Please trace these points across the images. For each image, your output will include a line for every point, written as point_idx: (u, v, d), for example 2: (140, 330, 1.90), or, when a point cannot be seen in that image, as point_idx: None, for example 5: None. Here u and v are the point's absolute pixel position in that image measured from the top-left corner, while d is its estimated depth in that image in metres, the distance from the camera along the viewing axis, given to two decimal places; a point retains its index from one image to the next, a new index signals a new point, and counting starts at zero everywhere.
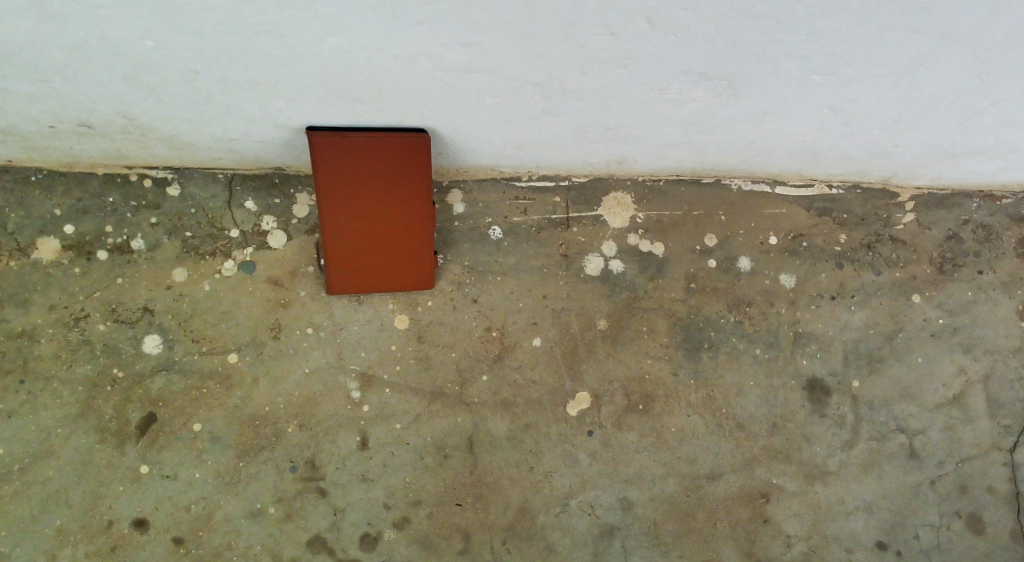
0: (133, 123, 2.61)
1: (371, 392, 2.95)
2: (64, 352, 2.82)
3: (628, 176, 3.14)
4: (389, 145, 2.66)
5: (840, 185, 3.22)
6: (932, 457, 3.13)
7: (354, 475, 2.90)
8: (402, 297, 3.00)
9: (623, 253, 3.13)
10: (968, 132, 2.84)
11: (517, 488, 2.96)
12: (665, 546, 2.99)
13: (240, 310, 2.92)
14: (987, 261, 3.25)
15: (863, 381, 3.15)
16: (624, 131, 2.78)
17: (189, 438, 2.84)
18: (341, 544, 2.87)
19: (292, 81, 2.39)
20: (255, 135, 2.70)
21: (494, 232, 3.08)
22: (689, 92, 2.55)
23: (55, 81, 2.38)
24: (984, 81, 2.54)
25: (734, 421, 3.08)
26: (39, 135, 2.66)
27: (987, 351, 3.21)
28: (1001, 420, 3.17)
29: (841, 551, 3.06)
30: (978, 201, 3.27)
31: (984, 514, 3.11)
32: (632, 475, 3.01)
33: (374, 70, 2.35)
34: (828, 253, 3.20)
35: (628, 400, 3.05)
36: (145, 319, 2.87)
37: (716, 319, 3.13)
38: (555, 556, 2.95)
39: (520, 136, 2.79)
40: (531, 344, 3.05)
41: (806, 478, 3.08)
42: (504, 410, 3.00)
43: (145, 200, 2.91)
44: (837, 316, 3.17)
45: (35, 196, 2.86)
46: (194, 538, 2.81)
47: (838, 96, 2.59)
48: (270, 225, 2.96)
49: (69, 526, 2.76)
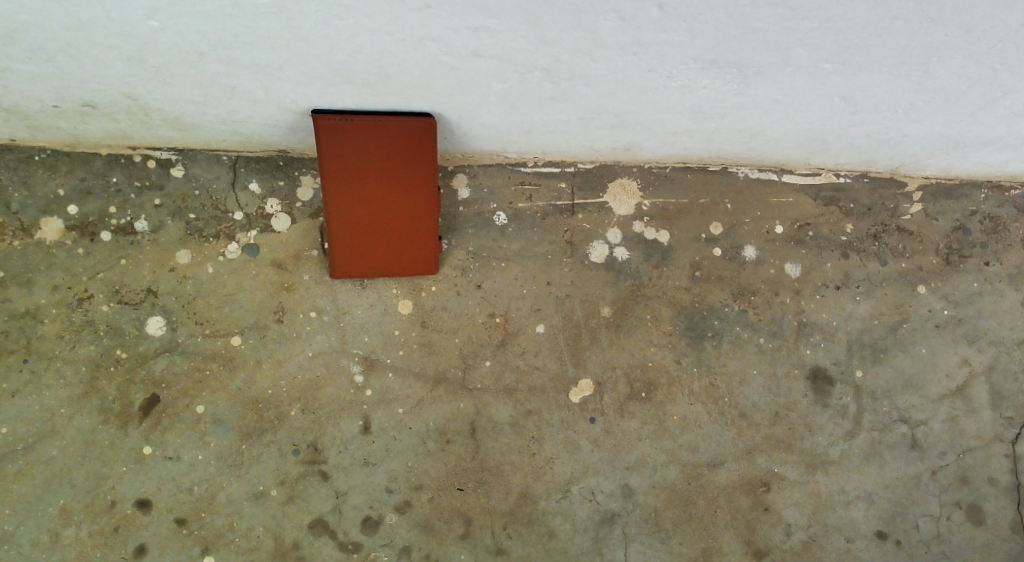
0: (138, 104, 2.60)
1: (373, 376, 2.95)
2: (68, 333, 2.82)
3: (634, 163, 3.12)
4: (394, 129, 2.65)
5: (847, 174, 3.20)
6: (934, 448, 3.13)
7: (356, 458, 2.91)
8: (406, 282, 2.99)
9: (628, 240, 3.12)
10: (979, 123, 2.81)
11: (519, 474, 2.97)
12: (665, 533, 3.00)
13: (243, 293, 2.92)
14: (994, 252, 3.23)
15: (866, 372, 3.14)
16: (632, 117, 2.76)
17: (192, 420, 2.85)
18: (343, 527, 2.88)
19: (298, 63, 2.37)
20: (260, 117, 2.68)
21: (498, 217, 3.07)
22: (697, 80, 2.53)
23: (58, 60, 2.36)
24: (996, 71, 2.52)
25: (737, 410, 3.08)
26: (43, 114, 2.65)
27: (991, 343, 3.20)
28: (1003, 412, 3.17)
29: (841, 541, 3.06)
30: (985, 192, 3.25)
31: (984, 505, 3.12)
32: (634, 462, 3.02)
33: (381, 53, 2.33)
34: (834, 242, 3.18)
35: (631, 388, 3.05)
36: (148, 301, 2.87)
37: (720, 307, 3.12)
38: (556, 541, 2.95)
39: (526, 121, 2.77)
40: (535, 330, 3.04)
41: (807, 467, 3.08)
42: (507, 396, 3.00)
43: (149, 181, 2.90)
44: (842, 306, 3.16)
45: (39, 175, 2.85)
46: (196, 519, 2.82)
47: (849, 84, 2.57)
48: (274, 208, 2.95)
49: (72, 505, 2.77)
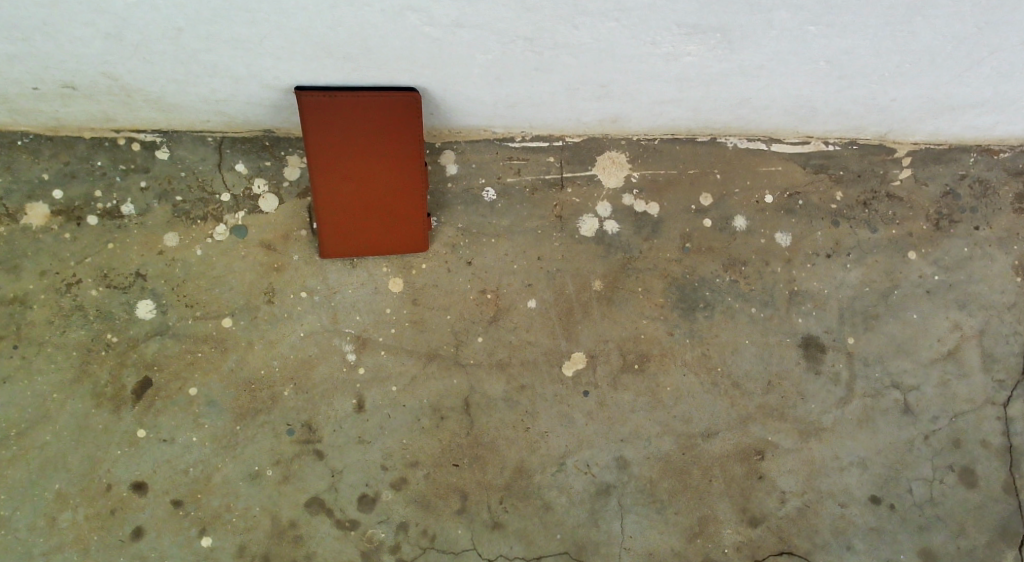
0: (118, 84, 2.58)
1: (366, 355, 2.95)
2: (57, 318, 2.81)
3: (622, 135, 3.11)
4: (378, 105, 2.63)
5: (836, 141, 3.19)
6: (926, 412, 3.14)
7: (351, 437, 2.91)
8: (396, 260, 2.98)
9: (617, 213, 3.11)
10: (967, 84, 2.80)
11: (514, 448, 2.98)
12: (660, 504, 3.01)
13: (233, 274, 2.91)
14: (984, 216, 3.23)
15: (858, 339, 3.15)
16: (617, 87, 2.74)
17: (186, 402, 2.85)
18: (339, 504, 2.89)
19: (277, 38, 2.35)
20: (242, 95, 2.66)
21: (488, 193, 3.06)
22: (683, 46, 2.51)
23: (36, 39, 2.34)
24: (982, 30, 2.50)
25: (730, 379, 3.09)
26: (24, 97, 2.63)
27: (982, 307, 3.20)
28: (995, 375, 3.18)
29: (836, 506, 3.08)
30: (975, 156, 3.24)
31: (977, 467, 3.14)
32: (629, 433, 3.03)
33: (361, 25, 2.30)
34: (824, 211, 3.18)
35: (624, 360, 3.06)
36: (137, 284, 2.86)
37: (712, 278, 3.12)
38: (552, 514, 2.97)
39: (511, 94, 2.75)
40: (526, 306, 3.04)
41: (801, 435, 3.10)
42: (500, 371, 3.00)
43: (134, 164, 2.88)
44: (833, 273, 3.16)
45: (23, 160, 2.83)
46: (192, 500, 2.82)
47: (834, 48, 2.54)
48: (261, 188, 2.94)
49: (68, 489, 2.77)
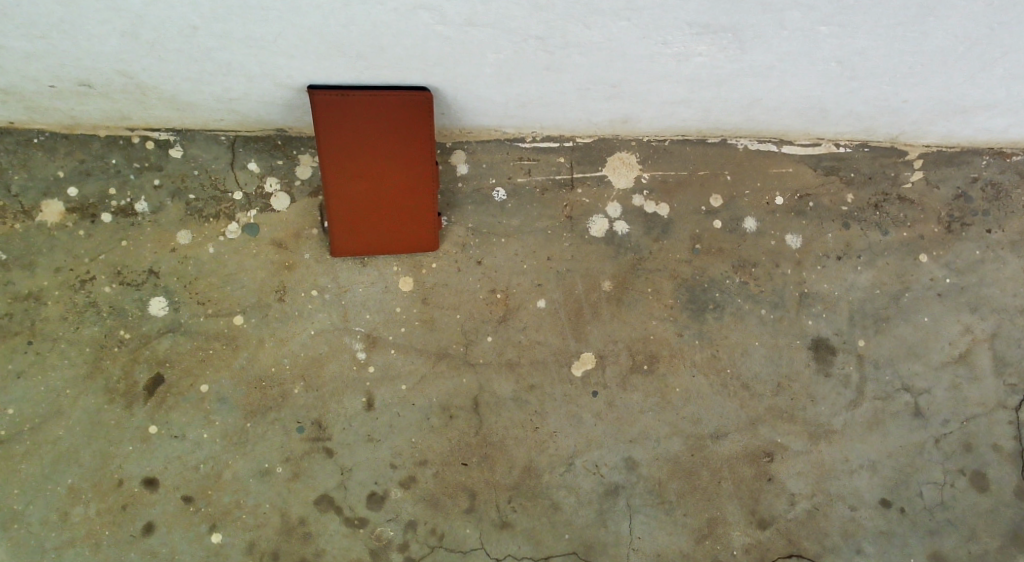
0: (133, 82, 2.60)
1: (376, 353, 2.96)
2: (71, 314, 2.84)
3: (633, 136, 3.11)
4: (390, 104, 2.64)
5: (847, 143, 3.19)
6: (937, 416, 3.13)
7: (360, 435, 2.92)
8: (407, 259, 3.00)
9: (628, 214, 3.11)
10: (979, 85, 2.79)
11: (523, 448, 2.98)
12: (669, 505, 3.01)
13: (245, 272, 2.93)
14: (996, 219, 3.21)
15: (868, 341, 3.14)
16: (628, 87, 2.75)
17: (197, 398, 2.87)
18: (348, 502, 2.90)
19: (291, 36, 2.36)
20: (256, 94, 2.68)
21: (498, 193, 3.07)
22: (693, 46, 2.51)
23: (53, 37, 2.37)
24: (995, 30, 2.49)
25: (739, 381, 3.08)
26: (41, 95, 2.66)
27: (993, 310, 3.19)
28: (1007, 378, 3.16)
29: (845, 509, 3.07)
30: (987, 159, 3.23)
31: (988, 471, 3.12)
32: (637, 434, 3.03)
33: (374, 23, 2.32)
34: (835, 213, 3.17)
35: (633, 361, 3.06)
36: (150, 281, 2.88)
37: (721, 279, 3.12)
38: (560, 514, 2.97)
39: (523, 94, 2.76)
40: (536, 305, 3.05)
41: (811, 437, 3.09)
42: (509, 370, 3.01)
43: (148, 162, 2.91)
44: (844, 275, 3.16)
45: (39, 158, 2.86)
46: (203, 497, 2.84)
47: (845, 48, 2.54)
48: (273, 187, 2.96)
49: (80, 484, 2.79)
